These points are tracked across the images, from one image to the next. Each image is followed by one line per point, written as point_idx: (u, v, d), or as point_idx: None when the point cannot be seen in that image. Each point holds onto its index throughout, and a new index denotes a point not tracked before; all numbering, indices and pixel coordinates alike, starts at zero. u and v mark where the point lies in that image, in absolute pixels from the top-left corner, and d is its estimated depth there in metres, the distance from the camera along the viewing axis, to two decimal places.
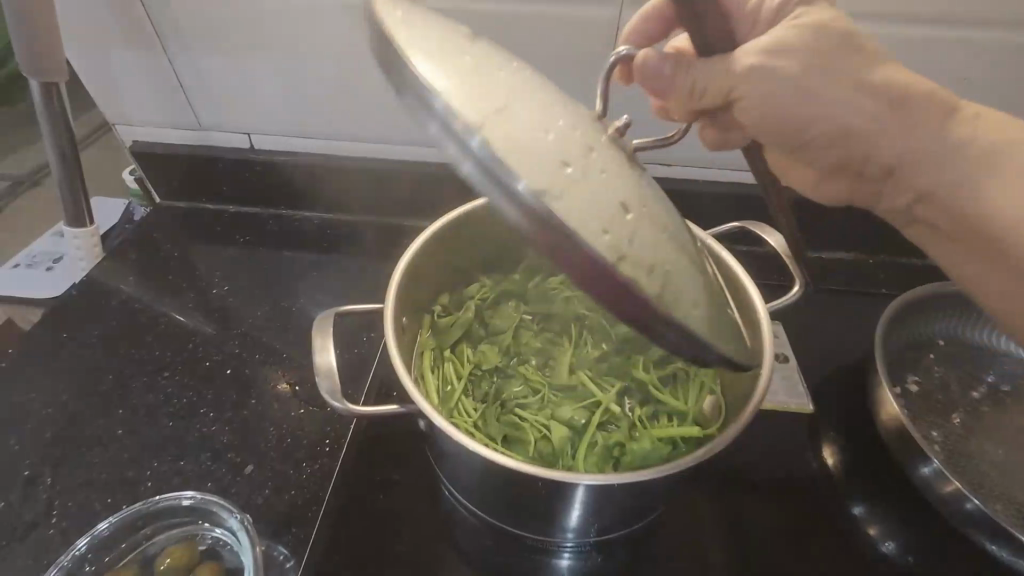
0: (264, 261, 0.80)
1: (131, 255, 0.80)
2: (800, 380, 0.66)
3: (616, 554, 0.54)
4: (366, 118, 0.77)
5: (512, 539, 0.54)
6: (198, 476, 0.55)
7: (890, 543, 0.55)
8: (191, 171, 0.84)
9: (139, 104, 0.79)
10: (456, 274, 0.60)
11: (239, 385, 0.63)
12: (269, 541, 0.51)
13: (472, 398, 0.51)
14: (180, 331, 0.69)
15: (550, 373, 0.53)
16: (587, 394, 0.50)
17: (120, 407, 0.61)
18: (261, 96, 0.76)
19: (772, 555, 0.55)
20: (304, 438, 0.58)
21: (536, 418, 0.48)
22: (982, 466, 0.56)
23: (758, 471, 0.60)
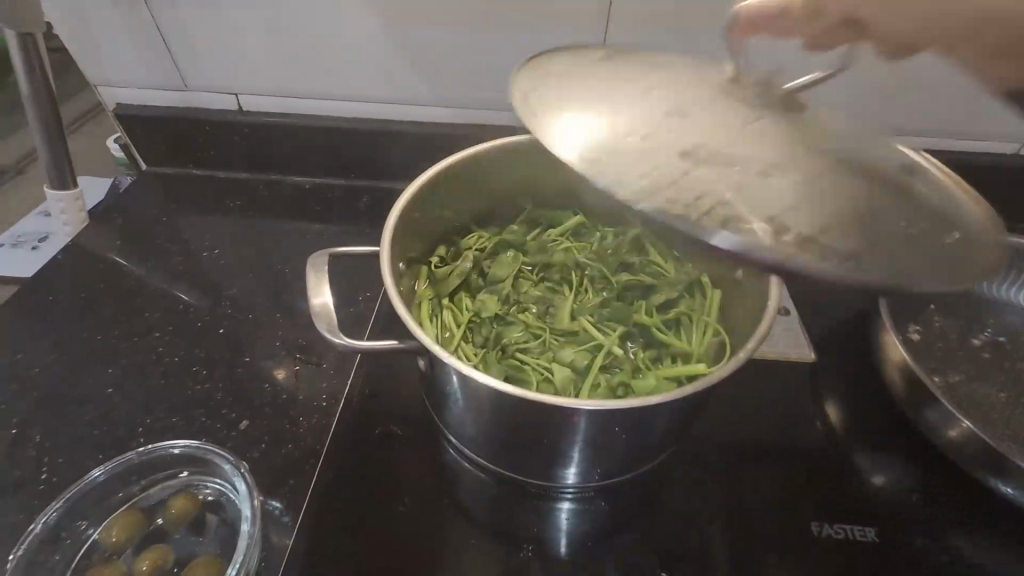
0: (255, 227, 0.78)
1: (118, 221, 0.78)
2: (801, 331, 0.67)
3: (620, 501, 0.54)
4: (361, 77, 0.74)
5: (516, 489, 0.54)
6: (192, 432, 0.54)
7: (896, 487, 0.55)
8: (177, 138, 0.82)
9: (122, 62, 0.75)
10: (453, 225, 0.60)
11: (231, 344, 0.62)
12: (262, 494, 0.50)
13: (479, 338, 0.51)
14: (170, 295, 0.68)
15: (551, 319, 0.52)
16: (588, 339, 0.50)
17: (110, 366, 0.59)
18: (249, 54, 0.73)
19: (776, 500, 0.54)
20: (300, 394, 0.57)
21: (538, 360, 0.48)
22: (984, 409, 0.57)
23: (762, 423, 0.59)
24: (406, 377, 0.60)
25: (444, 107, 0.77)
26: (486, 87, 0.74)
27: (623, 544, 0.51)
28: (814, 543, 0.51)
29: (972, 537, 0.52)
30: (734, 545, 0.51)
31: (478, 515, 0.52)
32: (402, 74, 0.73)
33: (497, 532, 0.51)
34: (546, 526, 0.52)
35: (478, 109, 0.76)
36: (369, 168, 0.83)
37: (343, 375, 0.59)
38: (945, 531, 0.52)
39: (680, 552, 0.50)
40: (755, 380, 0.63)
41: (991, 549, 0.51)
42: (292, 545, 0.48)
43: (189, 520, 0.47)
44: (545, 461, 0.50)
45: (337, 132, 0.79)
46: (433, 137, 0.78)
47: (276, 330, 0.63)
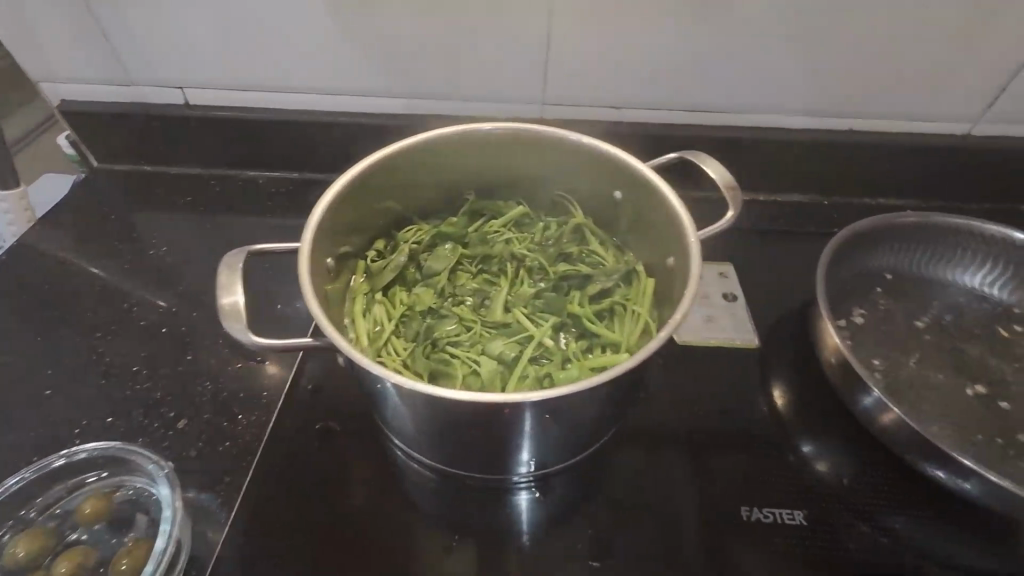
0: (206, 222, 0.77)
1: (66, 220, 0.77)
2: (747, 318, 0.67)
3: (558, 489, 0.54)
4: (305, 68, 0.72)
5: (454, 481, 0.54)
6: (130, 432, 0.54)
7: (832, 471, 0.55)
8: (124, 134, 0.80)
9: (60, 58, 0.73)
10: (392, 219, 0.59)
11: (173, 342, 0.61)
12: (197, 493, 0.50)
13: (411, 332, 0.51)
14: (115, 294, 0.67)
15: (485, 312, 0.52)
16: (519, 331, 0.50)
17: (50, 367, 0.59)
18: (191, 46, 0.71)
19: (712, 486, 0.54)
20: (241, 391, 0.57)
21: (466, 353, 0.48)
22: (922, 391, 0.57)
23: (704, 409, 0.59)
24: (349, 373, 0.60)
25: (393, 98, 0.75)
26: (433, 76, 0.72)
27: (557, 532, 0.51)
28: (745, 528, 0.51)
29: (902, 518, 0.52)
30: (666, 531, 0.51)
31: (415, 507, 0.52)
32: (346, 64, 0.72)
33: (433, 523, 0.51)
34: (482, 517, 0.52)
35: (427, 100, 0.75)
36: (321, 161, 0.82)
37: (284, 372, 0.59)
38: (875, 512, 0.53)
39: (613, 539, 0.51)
40: (701, 366, 0.62)
41: (920, 530, 0.52)
42: (224, 543, 0.48)
43: (109, 519, 0.47)
44: (478, 452, 0.51)
45: (285, 125, 0.78)
46: (383, 128, 0.77)
47: (220, 328, 0.63)
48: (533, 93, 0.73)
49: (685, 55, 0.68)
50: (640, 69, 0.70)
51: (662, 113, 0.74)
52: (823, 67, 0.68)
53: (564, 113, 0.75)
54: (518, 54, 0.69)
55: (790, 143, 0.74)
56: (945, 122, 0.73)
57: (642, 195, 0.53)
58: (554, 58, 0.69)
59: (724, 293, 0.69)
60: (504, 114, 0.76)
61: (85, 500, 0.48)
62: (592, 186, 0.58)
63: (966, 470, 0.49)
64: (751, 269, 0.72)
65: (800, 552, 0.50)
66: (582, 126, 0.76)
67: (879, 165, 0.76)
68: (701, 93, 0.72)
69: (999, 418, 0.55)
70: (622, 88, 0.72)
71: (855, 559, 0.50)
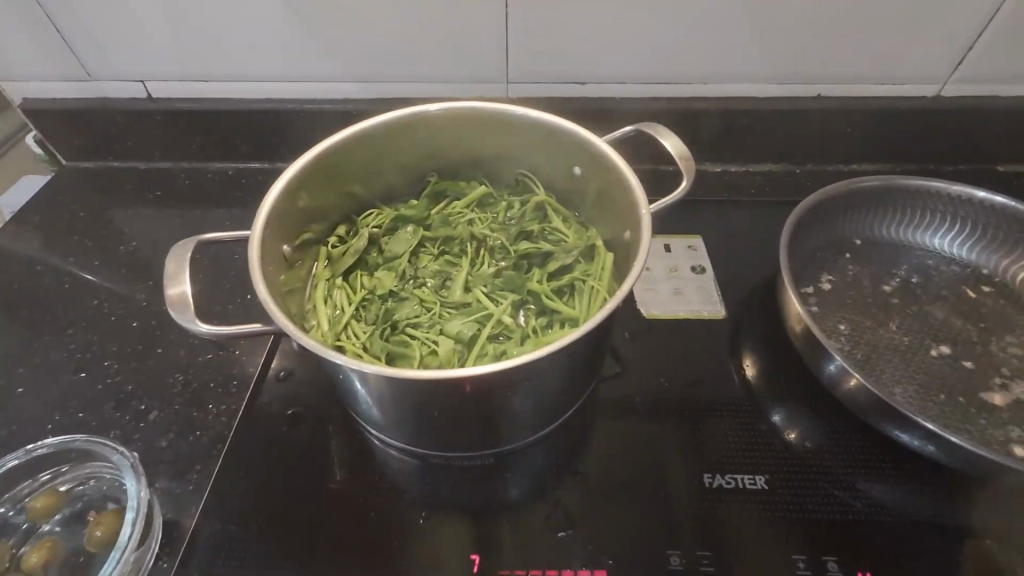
0: (175, 217, 0.77)
1: (34, 220, 0.77)
2: (715, 289, 0.67)
3: (526, 464, 0.54)
4: (264, 55, 0.72)
5: (422, 461, 0.54)
6: (101, 426, 0.54)
7: (799, 435, 0.56)
8: (89, 131, 0.80)
9: (17, 54, 0.73)
10: (353, 204, 0.59)
11: (144, 336, 0.61)
12: (168, 482, 0.51)
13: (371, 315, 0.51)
14: (86, 291, 0.67)
15: (445, 293, 0.52)
16: (478, 309, 0.50)
17: (21, 366, 0.59)
18: (147, 39, 0.70)
19: (678, 452, 0.54)
20: (211, 381, 0.58)
21: (426, 333, 0.49)
22: (888, 353, 0.57)
23: (671, 380, 0.60)
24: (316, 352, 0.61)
25: (354, 82, 0.74)
26: (394, 58, 0.72)
27: (524, 507, 0.52)
28: (709, 494, 0.52)
29: (865, 479, 0.53)
30: (632, 501, 0.51)
31: (386, 487, 0.53)
32: (305, 49, 0.71)
33: (401, 502, 0.52)
34: (454, 493, 0.53)
35: (389, 83, 0.74)
36: (288, 149, 0.82)
37: (254, 361, 0.59)
38: (839, 474, 0.53)
39: (581, 511, 0.51)
40: (669, 338, 0.63)
41: (884, 489, 0.52)
42: (194, 529, 0.49)
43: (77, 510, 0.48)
44: (443, 431, 0.51)
45: (249, 114, 0.77)
46: (347, 113, 0.76)
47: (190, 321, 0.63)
48: (494, 73, 0.73)
49: (646, 25, 0.67)
50: (600, 43, 0.69)
51: (628, 86, 0.74)
52: (785, 32, 0.67)
53: (529, 91, 0.75)
54: (477, 29, 0.68)
55: (757, 111, 0.74)
56: (912, 83, 0.72)
57: (600, 169, 0.53)
58: (513, 35, 0.69)
59: (693, 265, 0.69)
60: (469, 95, 0.76)
61: (34, 497, 0.49)
62: (552, 162, 0.58)
63: (926, 428, 0.49)
64: (721, 239, 0.72)
65: (764, 515, 0.50)
66: (548, 103, 0.75)
67: (848, 131, 0.76)
68: (664, 65, 0.71)
69: (963, 377, 0.55)
70: (584, 63, 0.71)
71: (818, 520, 0.50)
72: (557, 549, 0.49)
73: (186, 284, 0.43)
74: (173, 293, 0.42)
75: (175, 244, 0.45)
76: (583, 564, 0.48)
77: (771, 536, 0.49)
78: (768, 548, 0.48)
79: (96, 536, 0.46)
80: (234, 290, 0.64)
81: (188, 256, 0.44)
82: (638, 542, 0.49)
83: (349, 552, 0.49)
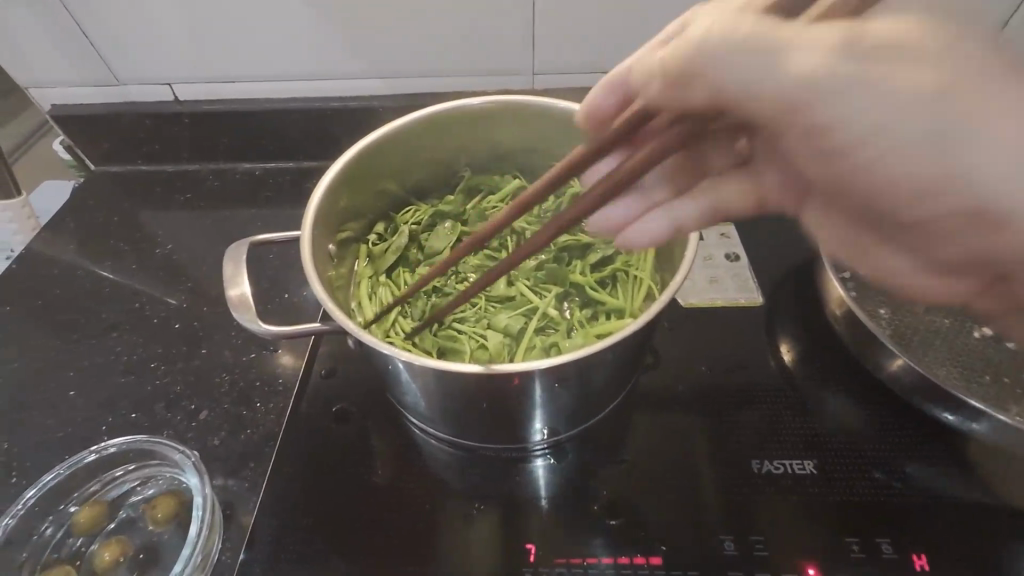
0: (207, 219, 0.78)
1: (69, 224, 0.78)
2: (750, 276, 0.67)
3: (571, 454, 0.55)
4: (289, 54, 0.72)
5: (469, 454, 0.55)
6: (155, 426, 0.56)
7: (844, 420, 0.56)
8: (118, 135, 0.80)
9: (45, 62, 0.73)
10: (389, 200, 0.60)
11: (188, 338, 0.63)
12: (225, 478, 0.52)
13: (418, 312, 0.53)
14: (126, 294, 0.68)
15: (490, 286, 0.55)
16: (523, 301, 0.53)
17: (71, 369, 0.61)
18: (174, 43, 0.71)
19: (724, 440, 0.55)
20: (257, 380, 0.59)
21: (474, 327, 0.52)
22: (930, 336, 0.57)
23: (712, 369, 0.60)
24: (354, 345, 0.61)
25: (381, 79, 0.74)
26: (420, 54, 0.72)
27: (573, 496, 0.52)
28: (757, 480, 0.52)
29: (912, 462, 0.53)
30: (680, 489, 0.52)
31: (437, 482, 0.53)
32: (331, 46, 0.71)
33: (452, 494, 0.53)
34: (504, 484, 0.53)
35: (415, 79, 0.74)
36: (315, 148, 0.82)
37: (298, 360, 0.60)
38: (885, 457, 0.53)
39: (631, 499, 0.52)
40: (706, 327, 0.63)
41: (931, 472, 0.52)
42: (253, 524, 0.50)
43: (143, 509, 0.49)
44: (491, 424, 0.52)
45: (276, 114, 0.77)
46: (373, 111, 0.76)
47: (231, 321, 0.64)
48: (520, 64, 0.72)
49: (673, 12, 0.67)
50: (627, 31, 0.69)
51: None
52: None
53: (555, 83, 0.74)
54: (504, 22, 0.68)
55: None
56: None
57: None
58: (541, 26, 0.68)
59: (727, 254, 0.68)
60: (495, 88, 0.75)
61: (79, 512, 0.49)
62: None
63: (974, 408, 0.50)
64: (754, 226, 0.71)
65: (814, 498, 0.51)
66: (574, 94, 0.75)
67: None
68: None
69: (1008, 357, 0.55)
70: (611, 52, 0.71)
71: (867, 503, 0.50)
72: (609, 537, 0.49)
73: (244, 285, 0.46)
74: (232, 294, 0.46)
75: (230, 247, 0.48)
76: (636, 551, 0.48)
77: (822, 521, 0.49)
78: (820, 531, 0.49)
79: (157, 517, 0.48)
80: (274, 290, 0.65)
81: (243, 258, 0.47)
82: (689, 528, 0.50)
83: (404, 544, 0.49)
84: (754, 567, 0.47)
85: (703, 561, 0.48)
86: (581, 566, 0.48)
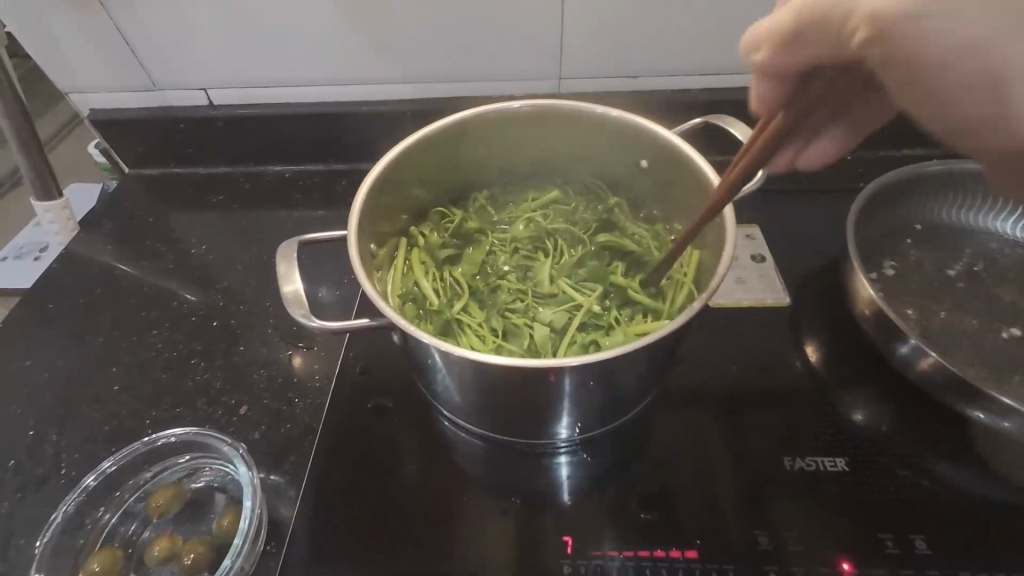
0: (240, 221, 0.80)
1: (105, 225, 0.80)
2: (776, 278, 0.67)
3: (603, 450, 0.56)
4: (325, 59, 0.74)
5: (503, 448, 0.56)
6: (197, 420, 0.57)
7: (874, 418, 0.56)
8: (153, 140, 0.82)
9: (87, 69, 0.75)
10: (423, 203, 0.63)
11: (225, 335, 0.64)
12: (267, 471, 0.54)
13: (459, 308, 0.57)
14: (163, 294, 0.70)
15: (529, 284, 0.59)
16: (566, 298, 0.57)
17: (113, 365, 0.62)
18: (213, 52, 0.73)
19: (754, 437, 0.56)
20: (296, 376, 0.60)
21: (521, 318, 0.56)
22: (956, 337, 0.58)
23: (739, 368, 0.61)
24: (388, 343, 0.63)
25: (411, 84, 0.77)
26: (450, 60, 0.73)
27: (607, 491, 0.53)
28: (788, 476, 0.53)
29: (943, 459, 0.53)
30: (712, 485, 0.53)
31: (472, 477, 0.54)
32: (365, 52, 0.73)
33: (487, 490, 0.54)
34: (538, 479, 0.54)
35: (444, 83, 0.76)
36: (344, 151, 0.84)
37: (335, 356, 0.62)
38: (917, 456, 0.53)
39: (663, 496, 0.52)
40: (734, 327, 0.63)
41: (965, 469, 0.52)
42: (295, 517, 0.51)
43: (174, 505, 0.51)
44: (526, 421, 0.53)
45: (308, 117, 0.79)
46: (401, 115, 0.78)
47: (266, 321, 0.66)
48: (548, 70, 0.74)
49: (698, 20, 0.68)
50: (653, 38, 0.70)
51: (680, 78, 0.75)
52: None
53: (581, 87, 0.76)
54: (533, 30, 0.70)
55: None
56: None
57: (669, 161, 0.55)
58: (568, 33, 0.70)
59: (752, 255, 0.69)
60: (522, 93, 0.77)
61: (92, 560, 0.48)
62: (620, 161, 0.61)
63: (1005, 405, 0.50)
64: (778, 228, 0.72)
65: (844, 494, 0.51)
66: (600, 99, 0.76)
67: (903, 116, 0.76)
68: (717, 57, 0.72)
69: None
70: (637, 58, 0.72)
71: (897, 499, 0.51)
72: (645, 531, 0.50)
73: (297, 281, 0.50)
74: (286, 288, 0.49)
75: (282, 243, 0.52)
76: (672, 544, 0.49)
77: (854, 516, 0.50)
78: (851, 527, 0.49)
79: (161, 505, 0.50)
80: (308, 289, 0.66)
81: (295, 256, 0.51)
82: (722, 523, 0.50)
83: (442, 536, 0.51)
84: (788, 559, 0.48)
85: (739, 554, 0.48)
86: (617, 559, 0.49)
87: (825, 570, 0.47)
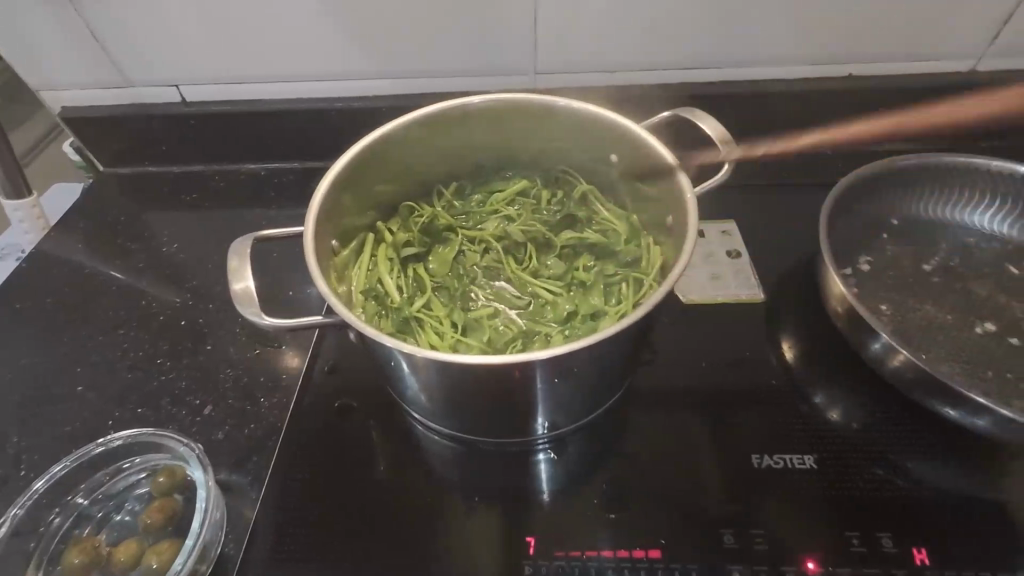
0: (214, 219, 0.79)
1: (76, 224, 0.79)
2: (751, 273, 0.67)
3: (571, 449, 0.55)
4: (298, 54, 0.73)
5: (471, 448, 0.56)
6: (160, 421, 0.57)
7: (845, 415, 0.55)
8: (126, 136, 0.81)
9: (58, 65, 0.74)
10: (389, 199, 0.62)
11: (193, 335, 0.63)
12: (228, 472, 0.53)
13: (422, 306, 0.56)
14: (133, 293, 0.69)
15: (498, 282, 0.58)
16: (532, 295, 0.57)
17: (79, 365, 0.62)
18: (185, 48, 0.72)
19: (723, 434, 0.55)
20: (263, 375, 0.59)
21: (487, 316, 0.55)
22: (931, 333, 0.57)
23: (711, 364, 0.60)
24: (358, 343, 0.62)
25: (386, 79, 0.76)
26: (425, 55, 0.73)
27: (574, 489, 0.52)
28: (755, 473, 0.52)
29: (915, 457, 0.52)
30: (679, 483, 0.52)
31: (439, 477, 0.54)
32: (338, 47, 0.72)
33: (453, 491, 0.53)
34: (506, 479, 0.53)
35: (420, 79, 0.75)
36: (321, 150, 0.83)
37: (303, 356, 0.61)
38: (887, 453, 0.53)
39: (629, 494, 0.52)
40: (708, 323, 0.63)
41: (936, 468, 0.52)
42: (256, 516, 0.51)
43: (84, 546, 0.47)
44: (493, 419, 0.52)
45: (282, 114, 0.78)
46: (376, 111, 0.77)
47: (235, 320, 0.65)
48: (523, 63, 0.73)
49: (674, 13, 0.67)
50: (629, 32, 0.69)
51: (657, 73, 0.74)
52: (815, 14, 0.67)
53: (557, 83, 0.75)
54: (508, 24, 0.69)
55: (785, 97, 0.74)
56: (946, 61, 0.72)
57: (636, 153, 0.55)
58: (543, 26, 0.69)
59: (728, 251, 0.69)
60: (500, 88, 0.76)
61: None
62: (590, 156, 0.60)
63: (977, 403, 0.49)
64: (756, 224, 0.72)
65: (810, 492, 0.51)
66: (577, 94, 0.75)
67: (879, 111, 0.75)
68: (692, 50, 0.71)
69: (1009, 354, 0.55)
70: (617, 49, 0.71)
71: (865, 498, 0.50)
72: (608, 532, 0.49)
73: (249, 278, 0.49)
74: (239, 287, 0.48)
75: (233, 241, 0.51)
76: (636, 544, 0.49)
77: (819, 516, 0.49)
78: (819, 528, 0.48)
79: (76, 563, 0.46)
80: (278, 287, 0.66)
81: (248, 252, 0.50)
82: (686, 521, 0.50)
83: (406, 538, 0.50)
84: (752, 559, 0.47)
85: (703, 553, 0.48)
86: (581, 559, 0.48)
87: (789, 570, 0.46)
